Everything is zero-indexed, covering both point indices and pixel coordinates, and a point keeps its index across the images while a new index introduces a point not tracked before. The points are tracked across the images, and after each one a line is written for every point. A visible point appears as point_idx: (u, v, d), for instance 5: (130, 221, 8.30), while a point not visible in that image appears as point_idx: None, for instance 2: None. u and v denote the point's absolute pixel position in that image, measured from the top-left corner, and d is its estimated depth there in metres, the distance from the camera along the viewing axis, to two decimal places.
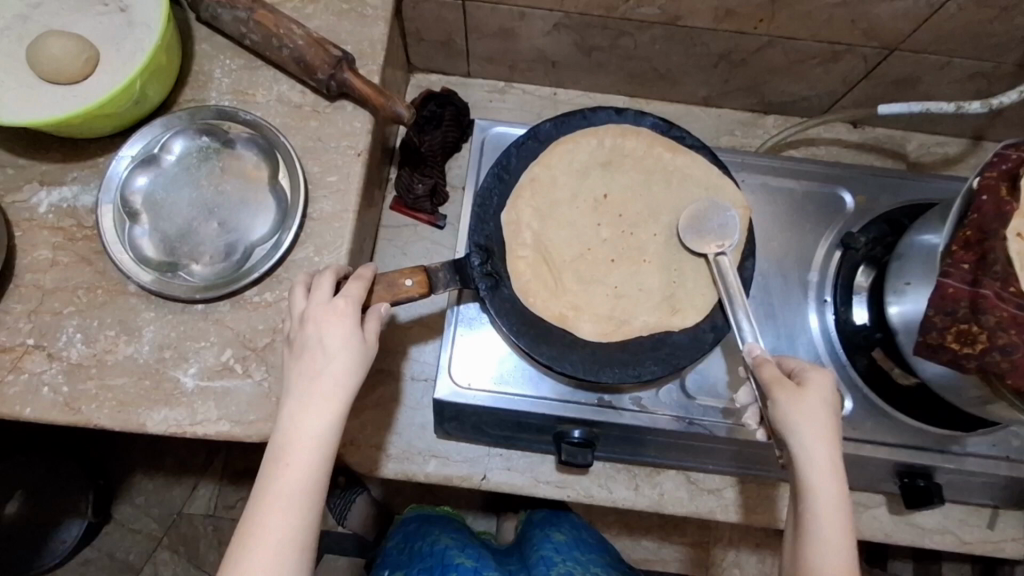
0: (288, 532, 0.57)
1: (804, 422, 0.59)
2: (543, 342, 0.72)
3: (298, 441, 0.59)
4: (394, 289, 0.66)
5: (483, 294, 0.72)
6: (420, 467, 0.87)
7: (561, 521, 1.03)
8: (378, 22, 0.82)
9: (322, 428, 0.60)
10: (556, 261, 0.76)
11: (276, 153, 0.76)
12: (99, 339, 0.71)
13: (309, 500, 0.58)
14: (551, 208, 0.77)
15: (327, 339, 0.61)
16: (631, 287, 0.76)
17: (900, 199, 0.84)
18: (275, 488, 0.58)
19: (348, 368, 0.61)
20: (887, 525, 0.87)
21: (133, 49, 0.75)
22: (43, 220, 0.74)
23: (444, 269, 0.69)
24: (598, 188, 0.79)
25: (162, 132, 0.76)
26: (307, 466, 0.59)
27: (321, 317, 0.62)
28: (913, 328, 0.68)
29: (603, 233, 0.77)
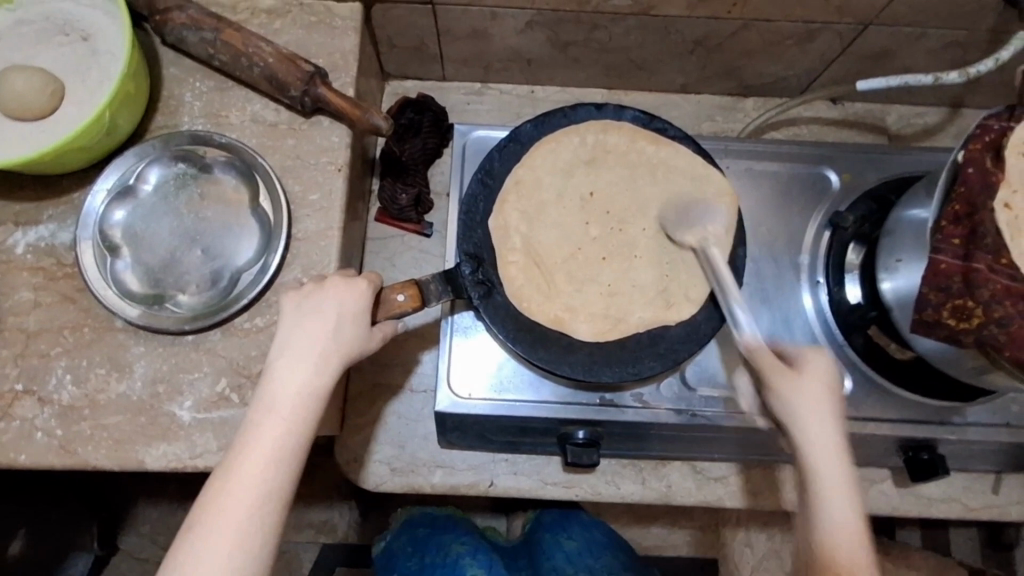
0: (264, 483, 0.56)
1: (801, 416, 0.59)
2: (541, 346, 0.72)
3: (291, 396, 0.59)
4: (387, 304, 0.66)
5: (476, 303, 0.71)
6: (426, 479, 0.87)
7: (570, 526, 1.06)
8: (348, 33, 0.81)
9: (316, 385, 0.60)
10: (547, 265, 0.75)
11: (255, 175, 0.75)
12: (90, 379, 0.70)
13: (288, 456, 0.58)
14: (537, 211, 0.77)
15: (332, 303, 0.63)
16: (622, 282, 0.75)
17: (886, 174, 0.83)
18: (259, 438, 0.58)
19: (356, 328, 0.63)
20: (894, 498, 0.88)
21: (99, 78, 0.73)
22: (22, 261, 0.73)
23: (434, 280, 0.69)
24: (582, 188, 0.78)
25: (137, 162, 0.74)
26: (298, 418, 0.59)
27: (340, 288, 0.64)
28: (907, 304, 0.68)
29: (589, 230, 0.77)
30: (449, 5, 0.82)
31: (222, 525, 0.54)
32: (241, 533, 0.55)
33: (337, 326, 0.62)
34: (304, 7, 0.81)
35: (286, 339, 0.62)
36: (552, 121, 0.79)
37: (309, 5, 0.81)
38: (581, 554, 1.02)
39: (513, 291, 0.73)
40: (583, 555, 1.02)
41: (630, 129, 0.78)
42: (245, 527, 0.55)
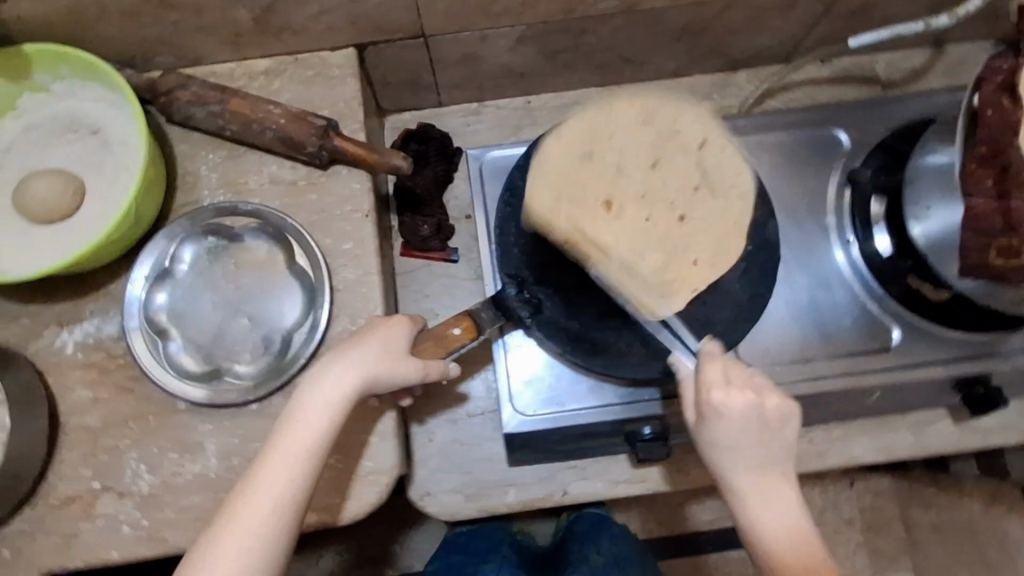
0: (286, 492, 0.61)
1: (711, 448, 0.62)
2: (594, 353, 0.75)
3: (312, 410, 0.64)
4: (444, 341, 0.72)
5: (528, 321, 0.75)
6: (499, 499, 0.88)
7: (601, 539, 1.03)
8: (346, 80, 0.81)
9: (336, 400, 0.64)
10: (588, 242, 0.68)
11: (287, 237, 0.75)
12: (163, 466, 0.71)
13: (308, 470, 0.62)
14: (578, 182, 0.70)
15: (372, 337, 0.67)
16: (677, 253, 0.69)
17: (893, 124, 0.85)
18: (277, 448, 0.63)
19: (386, 353, 0.66)
20: (955, 436, 0.89)
21: (116, 169, 0.74)
22: (73, 361, 0.73)
23: (485, 309, 0.74)
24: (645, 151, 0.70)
25: (168, 244, 0.75)
26: (314, 430, 0.63)
27: (381, 324, 0.69)
28: (946, 247, 0.70)
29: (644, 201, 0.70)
30: (440, 35, 0.82)
31: (246, 527, 0.60)
32: (260, 535, 0.60)
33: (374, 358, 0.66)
34: (299, 62, 0.81)
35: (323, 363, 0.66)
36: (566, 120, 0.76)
37: (304, 59, 0.81)
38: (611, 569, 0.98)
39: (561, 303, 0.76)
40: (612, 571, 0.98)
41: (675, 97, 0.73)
42: (264, 530, 0.60)
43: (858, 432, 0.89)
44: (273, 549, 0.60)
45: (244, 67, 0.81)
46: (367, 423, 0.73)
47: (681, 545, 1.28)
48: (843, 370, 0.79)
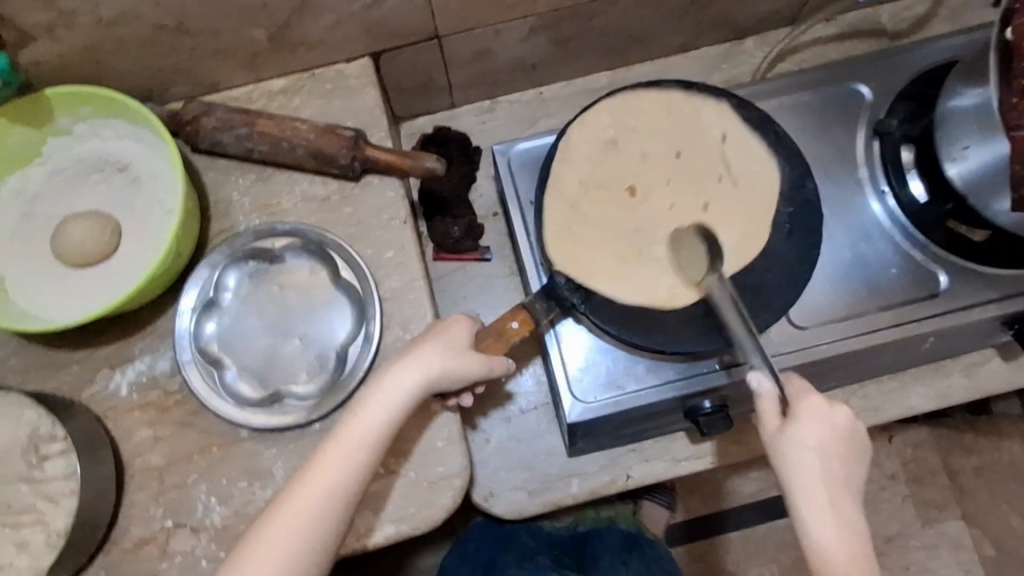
0: (341, 486, 0.61)
1: (788, 456, 0.60)
2: (653, 332, 0.73)
3: (375, 406, 0.63)
4: (505, 338, 0.71)
5: (580, 305, 0.73)
6: (564, 491, 0.88)
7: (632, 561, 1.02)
8: (366, 89, 0.81)
9: (400, 399, 0.63)
10: (606, 223, 0.76)
11: (329, 252, 0.75)
12: (233, 496, 0.70)
13: (366, 465, 0.62)
14: (600, 168, 0.78)
15: (441, 339, 0.67)
16: (700, 236, 0.75)
17: (912, 72, 0.85)
18: (337, 441, 0.62)
19: (451, 354, 0.66)
20: (1008, 374, 0.89)
21: (151, 204, 0.74)
22: (128, 402, 0.72)
23: (536, 299, 0.74)
24: (668, 148, 0.78)
25: (212, 273, 0.75)
26: (373, 427, 0.62)
27: (448, 325, 0.69)
28: (987, 183, 0.69)
29: (665, 187, 0.77)
30: (453, 34, 0.83)
31: (301, 516, 0.60)
32: (313, 526, 0.60)
33: (442, 360, 0.65)
34: (317, 77, 0.81)
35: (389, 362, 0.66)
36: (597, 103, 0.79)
37: (321, 73, 0.81)
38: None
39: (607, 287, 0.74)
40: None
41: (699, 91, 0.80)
42: (317, 522, 0.60)
43: (911, 380, 0.89)
44: (323, 543, 0.60)
45: (262, 88, 0.81)
46: (432, 428, 0.71)
47: (733, 519, 1.28)
48: (896, 321, 0.78)
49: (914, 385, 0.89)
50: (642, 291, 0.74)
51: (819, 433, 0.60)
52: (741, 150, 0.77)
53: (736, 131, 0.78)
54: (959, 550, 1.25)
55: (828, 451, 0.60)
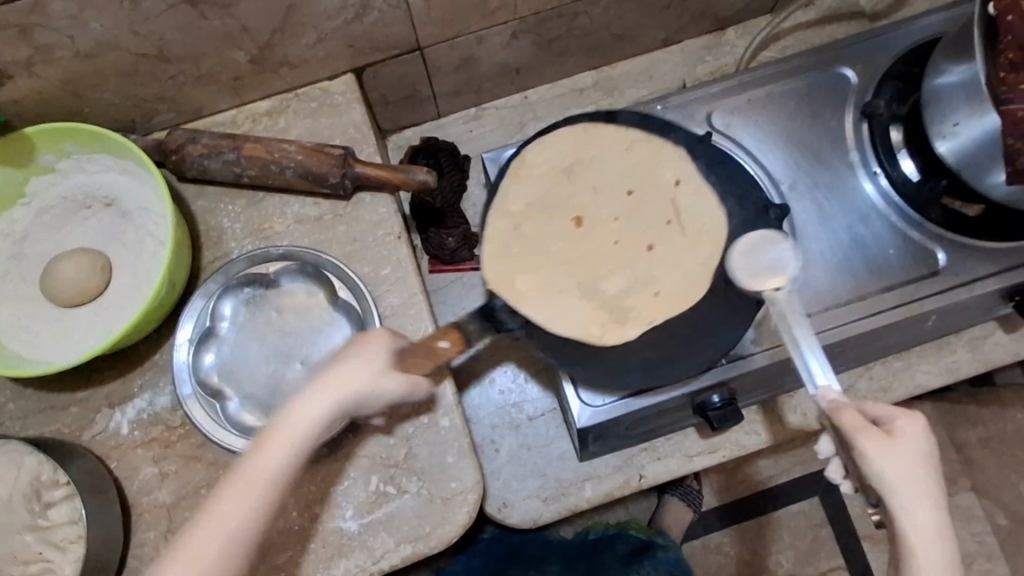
0: (243, 527, 0.55)
1: (896, 476, 0.54)
2: (596, 360, 0.72)
3: (283, 431, 0.57)
4: (431, 355, 0.66)
5: (518, 332, 0.72)
6: (579, 496, 0.87)
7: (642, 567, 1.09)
8: (352, 105, 0.80)
9: (309, 421, 0.58)
10: (545, 251, 0.75)
11: (325, 273, 0.74)
12: None
13: (270, 502, 0.56)
14: (550, 194, 0.77)
15: (353, 362, 0.60)
16: (639, 280, 0.74)
17: (896, 52, 0.85)
18: (243, 470, 0.56)
19: (367, 372, 0.60)
20: (1011, 345, 0.89)
21: (141, 237, 0.73)
22: (131, 440, 0.71)
23: (472, 321, 0.69)
24: (621, 186, 0.77)
25: (207, 302, 0.73)
26: (282, 454, 0.56)
27: (369, 339, 0.63)
28: (976, 161, 0.68)
29: (609, 225, 0.76)
30: (436, 44, 0.83)
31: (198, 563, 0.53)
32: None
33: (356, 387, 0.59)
34: (301, 97, 0.80)
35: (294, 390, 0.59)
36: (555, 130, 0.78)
37: (305, 92, 0.80)
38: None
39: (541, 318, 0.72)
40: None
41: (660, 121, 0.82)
42: (217, 570, 0.54)
43: (917, 358, 0.89)
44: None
45: (246, 112, 0.80)
46: (443, 444, 0.70)
47: (747, 509, 1.27)
48: (899, 301, 0.78)
49: (920, 363, 0.89)
50: (572, 323, 0.72)
51: (919, 446, 0.55)
52: (692, 200, 0.75)
53: (690, 181, 0.76)
54: (971, 522, 1.27)
55: (929, 465, 0.55)
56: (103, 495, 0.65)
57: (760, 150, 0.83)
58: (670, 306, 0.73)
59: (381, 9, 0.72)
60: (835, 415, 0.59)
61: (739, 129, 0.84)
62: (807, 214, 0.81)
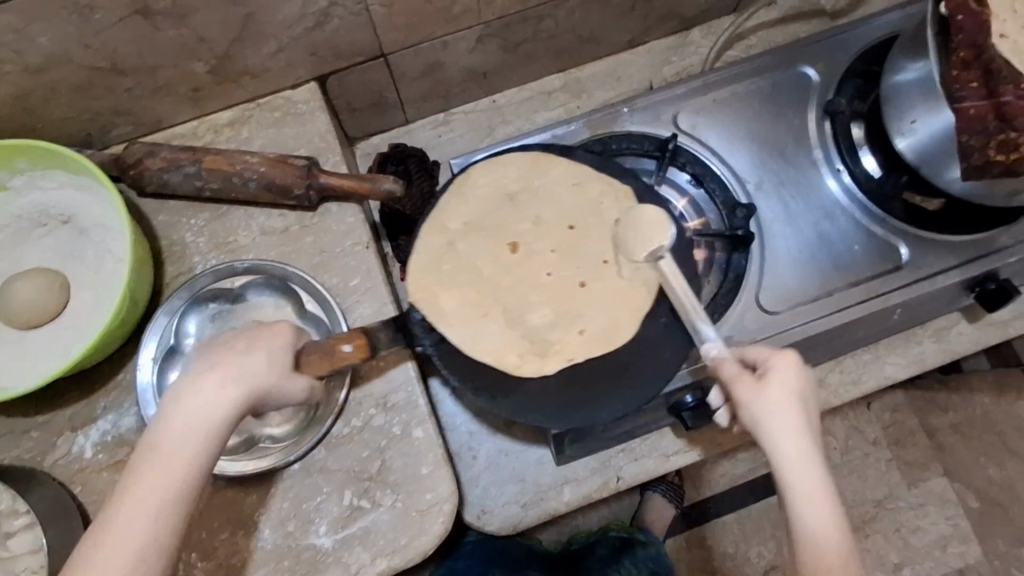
0: (151, 536, 0.47)
1: (769, 410, 0.54)
2: (510, 390, 0.70)
3: (180, 437, 0.49)
4: (333, 356, 0.61)
5: (428, 348, 0.70)
6: (558, 499, 0.87)
7: (622, 565, 1.09)
8: (316, 114, 0.79)
9: (212, 424, 0.50)
10: (473, 272, 0.68)
11: (292, 285, 0.73)
12: (218, 548, 0.67)
13: (186, 501, 0.49)
14: (488, 217, 0.69)
15: (260, 345, 0.55)
16: (566, 317, 0.66)
17: (856, 50, 0.86)
18: (138, 490, 0.48)
19: (273, 364, 0.54)
20: (975, 335, 0.91)
21: (100, 254, 0.71)
22: (96, 463, 0.69)
23: (383, 328, 0.71)
24: (563, 218, 0.69)
25: (171, 319, 0.71)
26: (187, 465, 0.49)
27: (265, 330, 0.57)
28: (934, 156, 0.70)
29: (545, 255, 0.68)
30: (400, 50, 0.82)
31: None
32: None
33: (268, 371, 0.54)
34: (263, 106, 0.79)
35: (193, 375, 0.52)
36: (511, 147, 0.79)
37: (267, 101, 0.79)
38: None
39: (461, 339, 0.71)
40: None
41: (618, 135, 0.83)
42: None
43: (885, 350, 0.91)
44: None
45: (207, 122, 0.79)
46: (417, 454, 0.70)
47: (727, 502, 1.29)
48: (865, 296, 0.79)
49: (888, 355, 0.91)
50: (489, 346, 0.66)
51: (790, 376, 0.56)
52: None
53: None
54: (945, 505, 1.29)
55: (804, 397, 0.55)
56: (66, 522, 0.63)
57: (726, 150, 0.84)
58: (598, 345, 0.65)
59: (342, 16, 0.71)
60: (715, 364, 0.59)
61: (704, 129, 0.85)
62: (773, 211, 0.82)
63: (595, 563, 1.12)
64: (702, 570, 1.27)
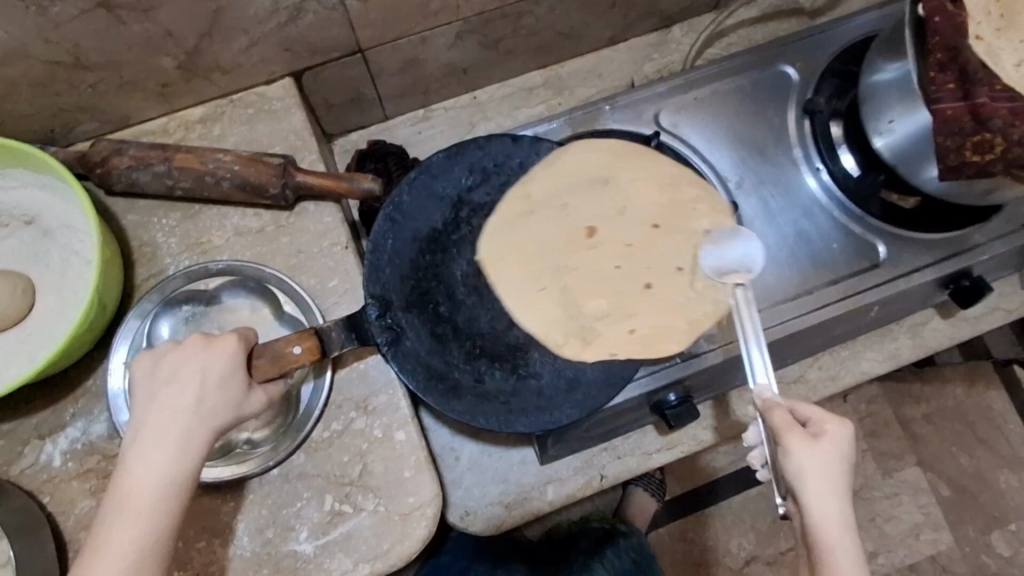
0: (140, 552, 0.53)
1: (813, 474, 0.55)
2: (458, 394, 0.70)
3: (143, 486, 0.54)
4: (282, 360, 0.61)
5: (385, 351, 0.69)
6: (541, 499, 0.86)
7: (604, 554, 1.08)
8: (292, 111, 0.77)
9: (169, 467, 0.55)
10: (542, 250, 0.75)
11: (268, 287, 0.71)
12: (194, 558, 0.66)
13: (161, 544, 0.54)
14: (582, 194, 0.76)
15: (196, 364, 0.58)
16: (621, 313, 0.72)
17: (834, 49, 0.87)
18: (111, 538, 0.53)
19: (218, 395, 0.57)
20: (949, 330, 0.93)
21: (66, 256, 0.68)
22: (65, 472, 0.67)
23: (335, 327, 0.65)
24: (645, 219, 0.74)
25: (142, 323, 0.69)
26: (152, 510, 0.54)
27: (205, 352, 0.58)
28: (912, 156, 0.70)
29: (618, 246, 0.74)
30: (378, 46, 0.80)
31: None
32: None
33: (204, 388, 0.57)
34: (237, 103, 0.77)
35: (145, 405, 0.57)
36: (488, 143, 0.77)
37: (241, 98, 0.77)
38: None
39: (425, 336, 0.71)
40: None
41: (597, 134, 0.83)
42: None
43: (862, 346, 0.92)
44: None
45: (178, 119, 0.76)
46: (399, 457, 0.69)
47: (707, 495, 1.30)
48: (844, 293, 0.80)
49: (865, 350, 0.92)
50: (537, 324, 0.73)
51: (838, 443, 0.56)
52: None
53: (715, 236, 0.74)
54: (918, 494, 1.30)
55: (850, 466, 0.56)
56: (34, 534, 0.61)
57: (707, 148, 0.84)
58: (636, 344, 0.71)
59: (317, 11, 0.69)
60: (765, 413, 0.60)
61: (685, 128, 0.85)
62: (753, 210, 0.82)
63: (578, 555, 1.11)
64: (684, 563, 1.28)
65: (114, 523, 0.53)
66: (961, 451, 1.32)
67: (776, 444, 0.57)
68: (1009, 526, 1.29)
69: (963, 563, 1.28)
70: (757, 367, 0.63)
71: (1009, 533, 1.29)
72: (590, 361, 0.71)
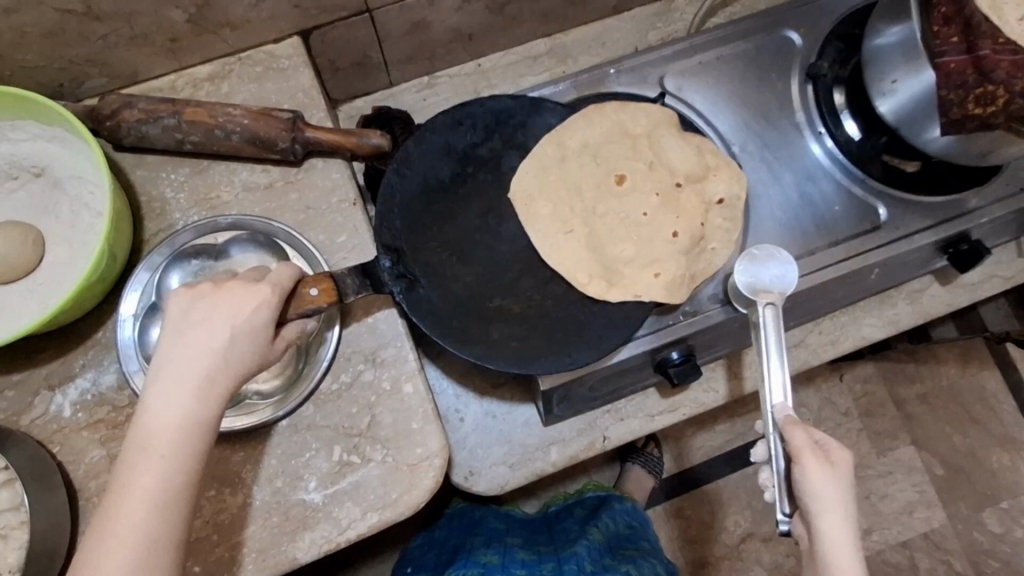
0: (168, 490, 0.54)
1: (828, 493, 0.59)
2: (467, 342, 0.71)
3: (171, 430, 0.55)
4: (297, 299, 0.63)
5: (398, 297, 0.69)
6: (545, 460, 0.87)
7: (599, 518, 1.07)
8: (299, 70, 0.77)
9: (197, 413, 0.56)
10: (573, 195, 0.78)
11: (277, 241, 0.72)
12: (204, 506, 0.66)
13: (188, 488, 0.55)
14: (616, 147, 0.79)
15: (224, 313, 0.58)
16: (647, 257, 0.75)
17: (838, 13, 0.87)
18: (139, 481, 0.54)
19: (246, 345, 0.58)
20: (946, 297, 0.94)
21: (76, 208, 0.68)
22: (75, 422, 0.67)
23: (350, 273, 0.66)
24: (671, 182, 0.78)
25: (152, 275, 0.70)
26: (180, 455, 0.55)
27: (236, 300, 0.59)
28: (913, 117, 0.70)
29: (648, 196, 0.78)
30: (385, 6, 0.80)
31: (123, 541, 0.52)
32: (145, 547, 0.52)
33: (232, 336, 0.57)
34: (245, 60, 0.77)
35: (171, 348, 0.57)
36: (504, 97, 0.78)
37: (249, 56, 0.77)
38: (607, 550, 0.99)
39: (435, 283, 0.73)
40: (607, 552, 0.99)
41: (602, 99, 0.84)
42: None
43: (862, 312, 0.93)
44: (168, 561, 0.54)
45: (186, 76, 0.77)
46: (408, 410, 0.69)
47: (705, 471, 1.31)
48: (847, 254, 0.81)
49: (864, 317, 0.93)
50: (565, 262, 0.75)
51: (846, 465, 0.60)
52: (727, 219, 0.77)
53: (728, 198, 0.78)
54: (913, 472, 1.32)
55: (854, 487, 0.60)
56: (45, 481, 0.62)
57: (712, 113, 0.85)
58: (659, 290, 0.73)
59: None
60: (787, 432, 0.62)
61: (690, 92, 0.85)
62: (757, 173, 0.83)
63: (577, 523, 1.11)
64: (682, 539, 1.29)
65: (143, 466, 0.54)
66: (954, 431, 1.33)
67: (794, 464, 0.60)
68: (1000, 504, 1.31)
69: (956, 540, 1.30)
70: (774, 389, 0.66)
71: (1001, 511, 1.30)
72: (613, 301, 0.74)
